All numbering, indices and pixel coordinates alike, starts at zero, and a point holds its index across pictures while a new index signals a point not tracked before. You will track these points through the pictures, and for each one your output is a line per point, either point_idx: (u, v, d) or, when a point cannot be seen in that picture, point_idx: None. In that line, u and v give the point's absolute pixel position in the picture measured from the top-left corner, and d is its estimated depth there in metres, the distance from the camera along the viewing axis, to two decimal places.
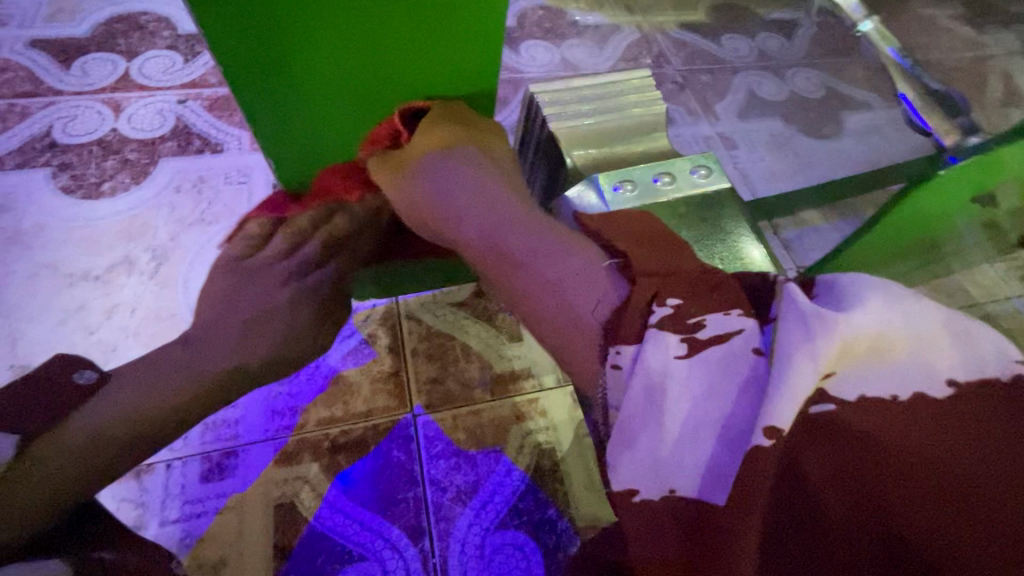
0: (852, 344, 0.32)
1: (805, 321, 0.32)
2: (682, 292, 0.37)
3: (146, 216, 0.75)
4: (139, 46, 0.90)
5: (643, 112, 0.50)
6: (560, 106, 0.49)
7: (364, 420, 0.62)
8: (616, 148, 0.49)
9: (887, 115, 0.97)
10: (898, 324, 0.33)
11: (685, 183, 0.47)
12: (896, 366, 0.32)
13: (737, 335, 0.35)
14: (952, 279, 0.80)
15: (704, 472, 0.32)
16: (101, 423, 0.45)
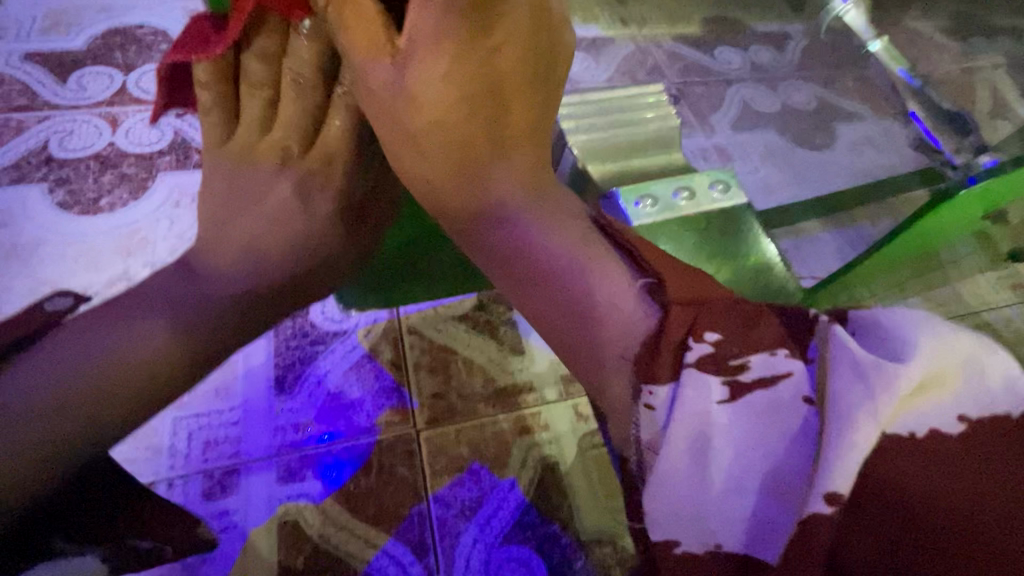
0: (903, 392, 0.25)
1: (856, 368, 0.26)
2: (723, 320, 0.30)
3: (145, 231, 0.75)
4: (136, 59, 0.90)
5: (659, 127, 0.51)
6: (577, 121, 0.50)
7: (367, 435, 0.62)
8: (633, 161, 0.50)
9: (878, 127, 0.98)
10: (939, 359, 0.26)
11: (704, 199, 0.47)
12: (934, 413, 0.25)
13: (784, 381, 0.27)
14: (946, 288, 0.81)
15: (749, 524, 0.26)
16: (61, 391, 0.34)
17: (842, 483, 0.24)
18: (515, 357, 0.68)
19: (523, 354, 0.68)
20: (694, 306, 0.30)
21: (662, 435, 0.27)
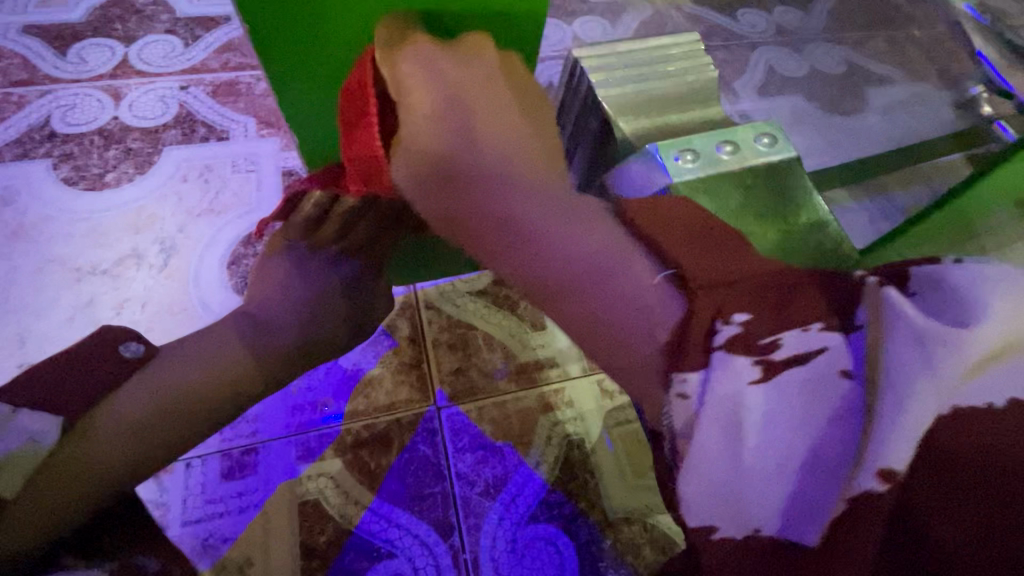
0: (979, 357, 0.25)
1: (909, 338, 0.26)
2: (753, 299, 0.29)
3: (153, 207, 0.72)
4: (137, 30, 0.87)
5: (695, 79, 0.46)
6: (610, 73, 0.45)
7: (387, 413, 0.60)
8: (667, 115, 0.46)
9: (911, 89, 0.93)
10: (1014, 316, 0.26)
11: (749, 153, 0.43)
12: (1005, 370, 0.26)
13: (819, 356, 0.28)
14: None
15: (785, 503, 0.27)
16: (158, 404, 0.38)
17: (896, 457, 0.25)
18: (537, 333, 0.65)
19: (545, 330, 0.65)
20: (715, 289, 0.29)
21: (697, 419, 0.28)
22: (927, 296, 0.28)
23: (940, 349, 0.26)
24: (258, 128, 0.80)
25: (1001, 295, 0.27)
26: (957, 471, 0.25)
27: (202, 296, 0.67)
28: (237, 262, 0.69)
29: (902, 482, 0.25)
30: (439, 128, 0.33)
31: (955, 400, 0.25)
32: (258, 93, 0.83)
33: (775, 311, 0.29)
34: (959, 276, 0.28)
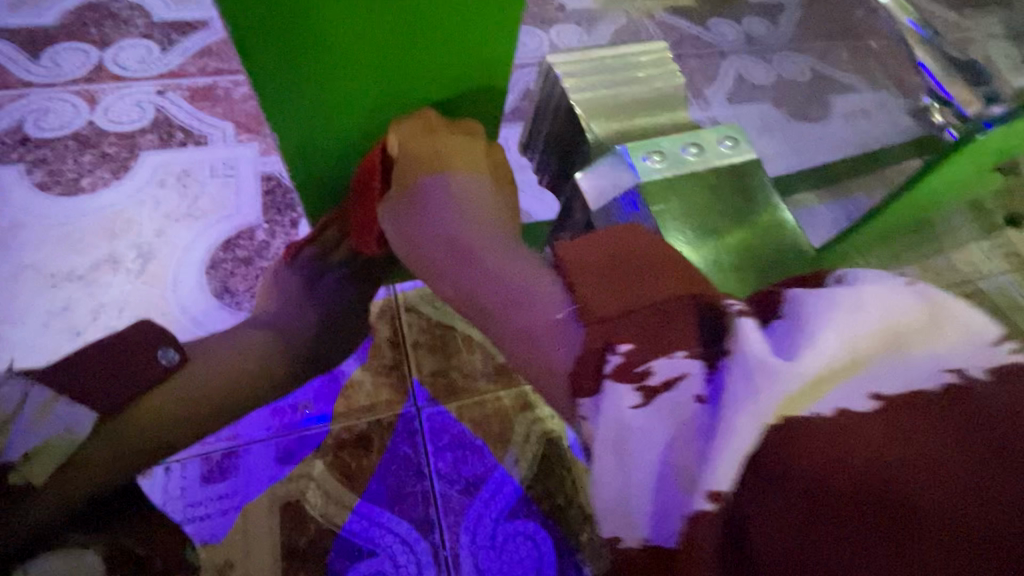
0: (813, 378, 0.25)
1: (746, 368, 0.25)
2: (639, 329, 0.28)
3: (130, 211, 0.72)
4: (112, 35, 0.86)
5: (664, 85, 0.45)
6: (580, 77, 0.44)
7: (368, 414, 0.61)
8: (638, 120, 0.44)
9: (872, 97, 0.97)
10: (853, 332, 0.26)
11: (714, 155, 0.41)
12: (849, 383, 0.25)
13: (684, 380, 0.26)
14: (941, 259, 0.82)
15: (651, 516, 0.26)
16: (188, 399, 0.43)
17: (724, 479, 0.24)
18: None
19: None
20: (605, 322, 0.29)
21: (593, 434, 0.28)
22: (789, 318, 0.28)
23: (775, 379, 0.25)
24: (236, 132, 0.80)
25: (850, 315, 0.26)
26: (783, 485, 0.23)
27: (181, 300, 0.67)
28: (217, 266, 0.69)
29: (728, 504, 0.24)
30: (425, 196, 0.44)
31: (785, 414, 0.24)
32: (237, 98, 0.83)
33: (663, 332, 0.28)
34: (823, 296, 0.28)
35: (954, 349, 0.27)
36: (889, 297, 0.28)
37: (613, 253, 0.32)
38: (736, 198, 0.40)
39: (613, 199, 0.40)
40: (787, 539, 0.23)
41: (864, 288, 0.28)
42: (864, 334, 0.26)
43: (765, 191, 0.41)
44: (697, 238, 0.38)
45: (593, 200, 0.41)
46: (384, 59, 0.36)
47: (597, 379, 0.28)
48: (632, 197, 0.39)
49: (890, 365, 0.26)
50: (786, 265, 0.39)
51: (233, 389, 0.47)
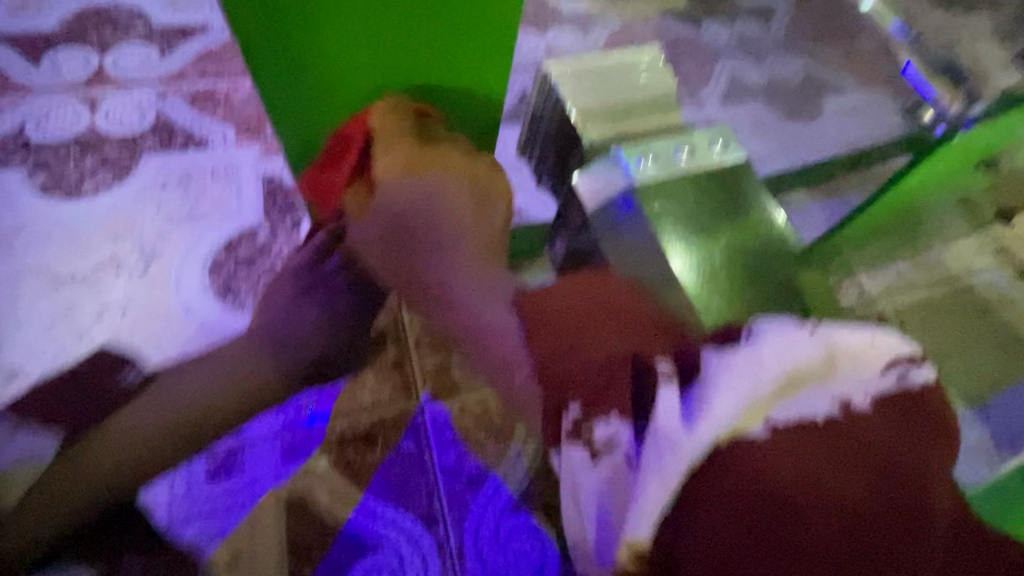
0: (715, 436, 0.35)
1: (656, 443, 0.36)
2: (585, 392, 0.40)
3: (132, 214, 0.73)
4: (113, 39, 0.87)
5: (653, 92, 0.51)
6: (579, 86, 0.51)
7: (371, 411, 0.62)
8: (632, 124, 0.50)
9: (863, 97, 0.99)
10: (740, 389, 0.36)
11: (702, 157, 0.48)
12: (750, 424, 0.35)
13: (615, 450, 0.38)
14: (933, 254, 0.83)
15: (595, 534, 0.38)
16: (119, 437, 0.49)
17: (641, 533, 0.34)
18: None
19: None
20: (560, 388, 0.41)
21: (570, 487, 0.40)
22: (705, 377, 0.37)
23: (670, 453, 0.35)
24: (237, 135, 0.81)
25: (751, 373, 0.37)
26: (712, 508, 0.33)
27: (184, 302, 0.67)
28: (219, 267, 0.70)
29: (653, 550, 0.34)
30: (404, 204, 0.47)
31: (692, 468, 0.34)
32: (238, 101, 0.84)
33: (601, 393, 0.40)
34: (717, 364, 0.37)
35: (841, 381, 0.37)
36: (788, 345, 0.38)
37: (571, 321, 0.42)
38: (721, 200, 0.47)
39: (611, 195, 0.46)
40: (706, 551, 0.32)
41: (767, 339, 0.38)
42: (760, 386, 0.36)
43: (748, 190, 0.48)
44: (689, 237, 0.45)
45: (588, 197, 0.48)
46: (378, 54, 0.44)
47: (559, 425, 0.41)
48: (628, 198, 0.46)
49: (788, 404, 0.36)
50: (772, 260, 0.46)
51: (141, 433, 0.49)
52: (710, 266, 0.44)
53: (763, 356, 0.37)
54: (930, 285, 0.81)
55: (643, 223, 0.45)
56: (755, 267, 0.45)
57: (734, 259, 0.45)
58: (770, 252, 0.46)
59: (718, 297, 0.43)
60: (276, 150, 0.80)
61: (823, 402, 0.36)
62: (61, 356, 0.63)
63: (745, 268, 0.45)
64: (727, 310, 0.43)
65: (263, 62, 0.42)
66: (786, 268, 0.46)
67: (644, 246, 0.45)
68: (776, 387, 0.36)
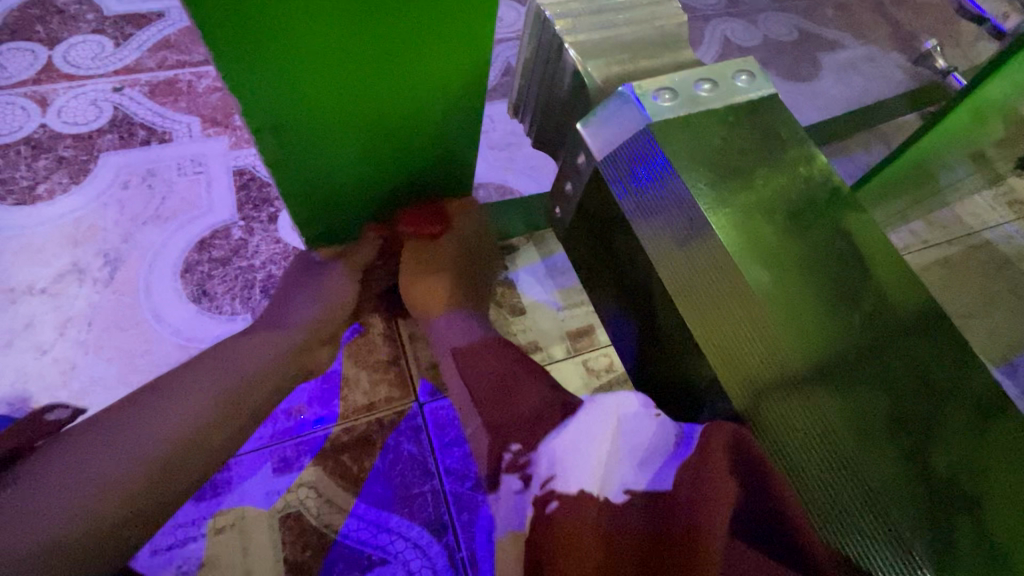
0: (567, 464, 0.34)
1: (544, 463, 0.34)
2: (522, 432, 0.38)
3: (93, 218, 0.67)
4: (59, 32, 0.80)
5: (666, 23, 0.41)
6: (577, 18, 0.39)
7: (366, 414, 0.57)
8: (641, 64, 0.40)
9: (863, 52, 0.93)
10: (599, 428, 0.35)
11: (728, 89, 0.37)
12: (610, 465, 0.33)
13: (536, 473, 0.34)
14: (944, 212, 0.79)
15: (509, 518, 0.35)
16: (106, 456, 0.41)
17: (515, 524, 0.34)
18: (517, 318, 0.64)
19: (525, 313, 0.64)
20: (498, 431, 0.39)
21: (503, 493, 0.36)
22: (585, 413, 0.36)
23: (541, 469, 0.34)
24: (202, 127, 0.75)
25: (594, 418, 0.36)
26: (587, 502, 0.32)
27: (155, 308, 0.62)
28: (192, 269, 0.65)
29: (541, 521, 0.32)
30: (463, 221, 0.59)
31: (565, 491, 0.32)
32: (200, 91, 0.78)
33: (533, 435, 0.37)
34: (587, 410, 0.36)
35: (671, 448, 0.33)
36: (628, 407, 0.36)
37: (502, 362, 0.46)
38: (758, 140, 0.36)
39: (622, 146, 0.36)
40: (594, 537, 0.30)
41: (615, 397, 0.37)
42: (603, 432, 0.35)
43: (791, 127, 0.37)
44: (713, 186, 0.34)
45: (596, 150, 0.37)
46: (371, 57, 0.37)
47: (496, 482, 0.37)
48: (646, 142, 0.35)
49: (625, 466, 0.34)
50: (818, 208, 0.35)
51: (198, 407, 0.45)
52: (747, 223, 0.34)
53: (631, 405, 0.36)
54: (945, 242, 0.77)
55: (672, 184, 0.34)
56: (799, 215, 0.35)
57: (778, 205, 0.35)
58: (817, 204, 0.35)
59: (762, 272, 0.33)
60: (245, 140, 0.74)
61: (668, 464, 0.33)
62: (23, 377, 0.58)
63: (789, 215, 0.34)
64: (776, 277, 0.33)
65: (263, 108, 0.37)
66: (837, 215, 0.35)
67: (666, 206, 0.34)
68: (618, 445, 0.34)
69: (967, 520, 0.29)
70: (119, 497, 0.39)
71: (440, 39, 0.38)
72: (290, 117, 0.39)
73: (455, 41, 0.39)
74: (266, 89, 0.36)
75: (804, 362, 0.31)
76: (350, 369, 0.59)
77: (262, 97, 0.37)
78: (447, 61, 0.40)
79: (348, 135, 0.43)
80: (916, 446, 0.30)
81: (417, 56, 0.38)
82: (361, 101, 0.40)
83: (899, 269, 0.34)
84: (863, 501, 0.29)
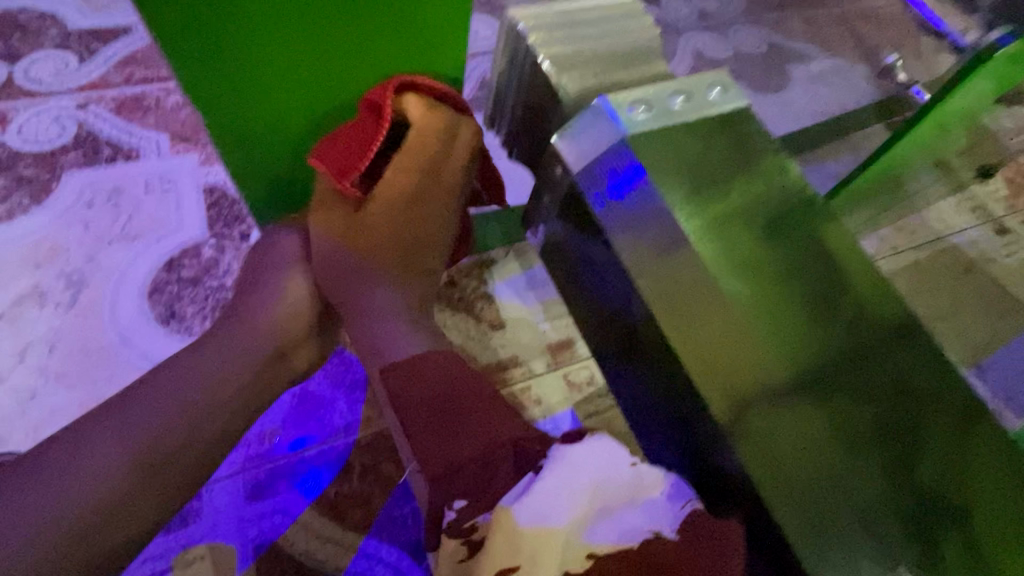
0: (531, 534, 0.32)
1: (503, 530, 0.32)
2: (469, 486, 0.35)
3: (55, 238, 0.65)
4: (21, 48, 0.78)
5: (637, 38, 0.41)
6: (550, 32, 0.39)
7: (343, 435, 0.56)
8: (614, 77, 0.40)
9: (829, 64, 0.96)
10: (567, 491, 0.33)
11: (701, 102, 0.37)
12: (579, 529, 0.32)
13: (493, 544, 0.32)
14: (913, 217, 0.81)
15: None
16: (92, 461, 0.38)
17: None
18: (497, 332, 0.63)
19: (505, 327, 0.63)
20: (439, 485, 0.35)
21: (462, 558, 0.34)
22: (554, 467, 0.34)
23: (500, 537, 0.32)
24: (172, 143, 0.73)
25: (564, 474, 0.34)
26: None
27: (121, 331, 0.60)
28: (160, 289, 0.63)
29: None
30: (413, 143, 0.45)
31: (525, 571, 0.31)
32: (169, 107, 0.76)
33: (480, 492, 0.35)
34: (556, 464, 0.34)
35: (649, 510, 0.34)
36: (603, 464, 0.35)
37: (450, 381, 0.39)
38: (729, 152, 0.36)
39: (598, 158, 0.36)
40: None
41: (584, 449, 0.36)
42: (572, 494, 0.33)
43: (761, 140, 0.37)
44: (687, 199, 0.34)
45: (573, 164, 0.37)
46: (312, 17, 0.37)
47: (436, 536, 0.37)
48: (622, 156, 0.35)
49: (601, 531, 0.33)
50: (790, 220, 0.35)
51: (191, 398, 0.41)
52: (721, 235, 0.34)
53: (606, 462, 0.35)
54: (915, 247, 0.79)
55: (647, 198, 0.34)
56: (772, 226, 0.35)
57: (751, 218, 0.35)
58: (790, 216, 0.35)
59: (738, 280, 0.33)
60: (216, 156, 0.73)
61: (635, 526, 0.33)
62: None
63: (764, 227, 0.35)
64: (750, 288, 0.33)
65: (198, 66, 0.36)
66: (810, 226, 0.35)
67: (641, 221, 0.34)
68: (587, 506, 0.33)
69: (952, 531, 0.29)
70: (109, 490, 0.37)
71: (387, 5, 0.38)
72: (227, 80, 0.38)
73: (404, 9, 0.39)
74: (202, 44, 0.35)
75: (785, 374, 0.31)
76: (327, 389, 0.57)
77: (193, 54, 0.35)
78: (395, 28, 0.40)
79: (283, 104, 0.42)
80: (898, 458, 0.30)
81: (356, 31, 0.39)
82: (297, 76, 0.40)
83: (868, 277, 0.34)
84: (855, 519, 0.29)
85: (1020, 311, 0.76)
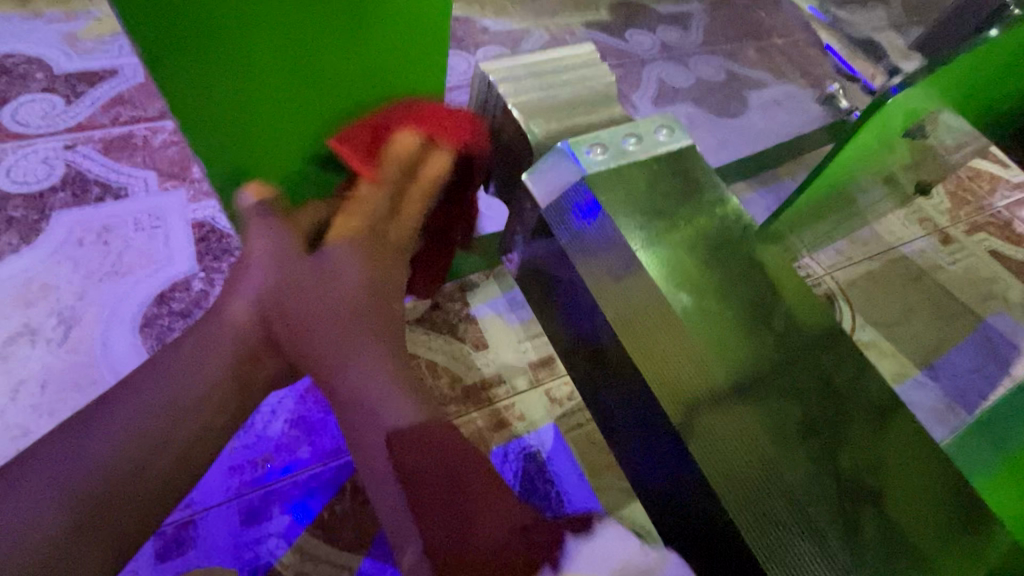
0: None
1: None
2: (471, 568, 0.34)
3: (45, 277, 0.66)
4: (8, 91, 0.80)
5: (596, 84, 0.46)
6: (516, 83, 0.44)
7: (335, 457, 0.58)
8: (576, 119, 0.44)
9: (783, 90, 1.03)
10: None
11: (651, 142, 0.42)
12: None
13: None
14: (864, 230, 0.88)
15: None
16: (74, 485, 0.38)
17: None
18: (479, 352, 0.66)
19: (487, 348, 0.66)
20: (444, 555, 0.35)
21: None
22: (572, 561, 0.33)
23: None
24: (160, 181, 0.75)
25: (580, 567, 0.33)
26: None
27: (114, 365, 0.61)
28: (151, 323, 0.64)
29: None
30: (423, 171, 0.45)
31: None
32: (157, 146, 0.79)
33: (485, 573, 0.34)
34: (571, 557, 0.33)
35: None
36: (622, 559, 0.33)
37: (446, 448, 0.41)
38: (680, 185, 0.41)
39: (563, 195, 0.40)
40: None
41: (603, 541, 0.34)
42: None
43: (708, 173, 0.42)
44: (642, 227, 0.38)
45: (541, 199, 0.41)
46: (313, 94, 0.41)
47: None
48: (584, 192, 0.39)
49: None
50: (736, 243, 0.40)
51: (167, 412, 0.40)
52: (670, 258, 0.38)
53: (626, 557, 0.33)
54: (868, 258, 0.85)
55: (608, 227, 0.38)
56: (717, 249, 0.39)
57: (699, 243, 0.39)
58: (734, 239, 0.40)
59: (685, 298, 0.37)
60: (204, 192, 0.75)
61: None
62: None
63: (710, 251, 0.39)
64: (699, 304, 0.37)
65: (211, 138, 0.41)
66: (751, 248, 0.40)
67: (604, 248, 0.38)
68: None
69: (869, 511, 0.32)
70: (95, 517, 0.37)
71: (380, 79, 0.43)
72: (235, 148, 0.43)
73: (395, 81, 0.44)
74: (215, 121, 0.40)
75: (727, 375, 0.35)
76: (319, 414, 0.60)
77: (206, 129, 0.40)
78: (387, 99, 0.45)
79: (285, 165, 0.47)
80: (824, 450, 0.34)
81: (350, 96, 0.43)
82: (299, 139, 0.44)
83: (801, 293, 0.39)
84: (784, 501, 0.32)
85: (966, 313, 0.83)
